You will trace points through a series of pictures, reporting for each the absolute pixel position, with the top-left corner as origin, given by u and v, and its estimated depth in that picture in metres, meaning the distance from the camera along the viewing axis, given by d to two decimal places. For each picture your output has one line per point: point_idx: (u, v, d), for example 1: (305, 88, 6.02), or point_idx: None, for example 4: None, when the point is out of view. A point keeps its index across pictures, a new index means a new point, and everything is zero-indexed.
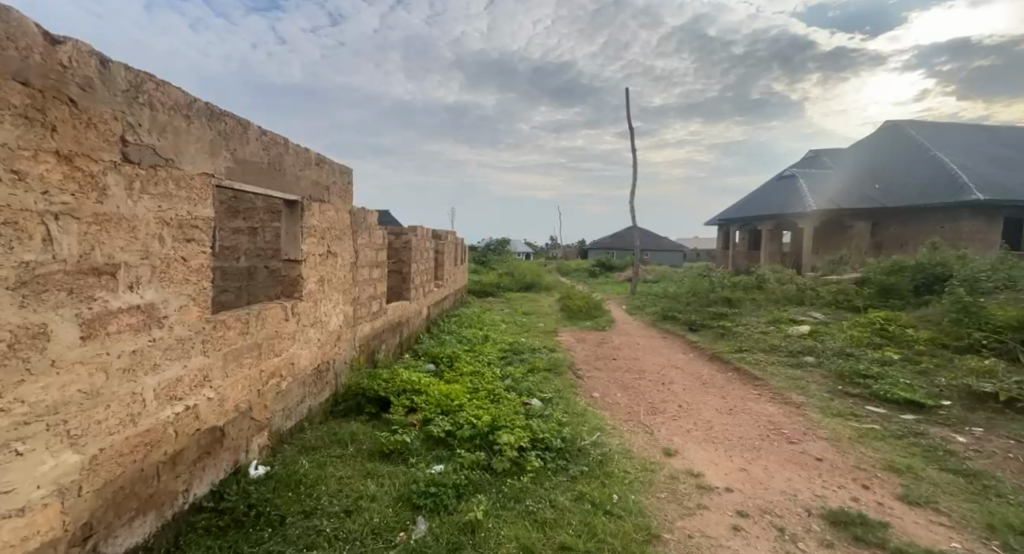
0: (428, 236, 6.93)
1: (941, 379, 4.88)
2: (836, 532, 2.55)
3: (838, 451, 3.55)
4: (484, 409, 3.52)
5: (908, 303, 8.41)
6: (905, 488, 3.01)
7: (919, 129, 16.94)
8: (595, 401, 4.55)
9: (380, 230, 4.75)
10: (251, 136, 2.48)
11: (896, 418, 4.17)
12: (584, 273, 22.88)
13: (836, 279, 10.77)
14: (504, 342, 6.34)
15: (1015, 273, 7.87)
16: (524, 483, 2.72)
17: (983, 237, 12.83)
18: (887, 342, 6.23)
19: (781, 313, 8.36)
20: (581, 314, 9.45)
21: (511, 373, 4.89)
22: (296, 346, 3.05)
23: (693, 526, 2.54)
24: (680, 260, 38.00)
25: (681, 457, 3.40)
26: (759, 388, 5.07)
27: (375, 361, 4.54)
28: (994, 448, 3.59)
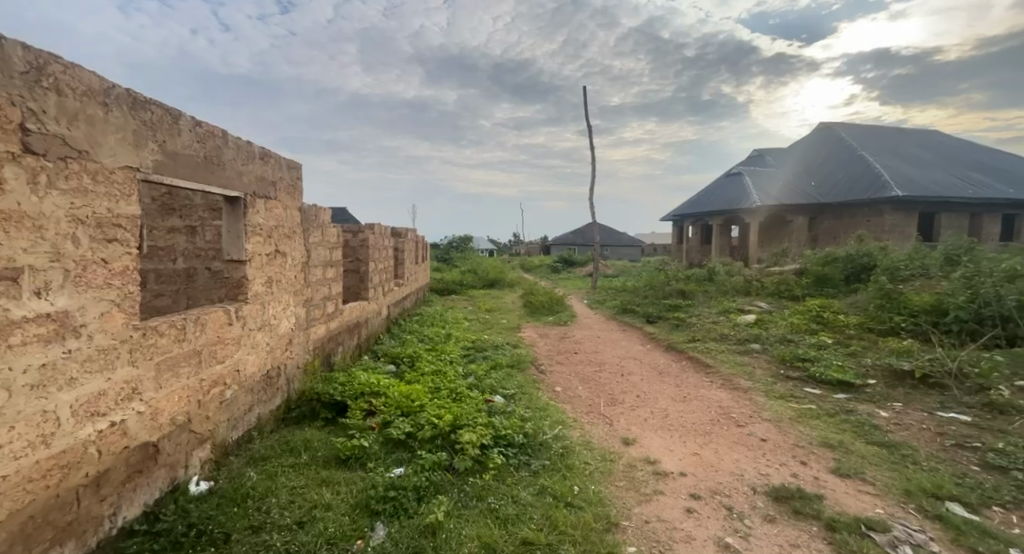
0: (387, 235, 6.73)
1: (868, 359, 5.13)
2: (777, 507, 2.61)
3: (780, 431, 3.65)
4: (446, 409, 3.43)
5: (841, 292, 8.86)
6: (836, 462, 3.14)
7: (849, 130, 17.95)
8: (557, 395, 4.53)
9: (334, 227, 4.56)
10: (183, 126, 2.30)
11: (831, 397, 4.35)
12: (547, 269, 22.94)
13: (779, 270, 11.21)
14: (466, 340, 6.26)
15: (929, 262, 8.42)
16: (486, 481, 2.65)
17: (902, 230, 13.86)
18: (822, 327, 6.49)
19: (731, 304, 8.62)
20: (543, 309, 9.46)
21: (472, 371, 4.81)
22: (242, 352, 2.87)
23: (650, 512, 2.54)
24: (637, 255, 38.83)
25: (639, 446, 3.42)
26: (711, 375, 5.19)
27: (331, 363, 4.38)
28: (913, 421, 3.81)
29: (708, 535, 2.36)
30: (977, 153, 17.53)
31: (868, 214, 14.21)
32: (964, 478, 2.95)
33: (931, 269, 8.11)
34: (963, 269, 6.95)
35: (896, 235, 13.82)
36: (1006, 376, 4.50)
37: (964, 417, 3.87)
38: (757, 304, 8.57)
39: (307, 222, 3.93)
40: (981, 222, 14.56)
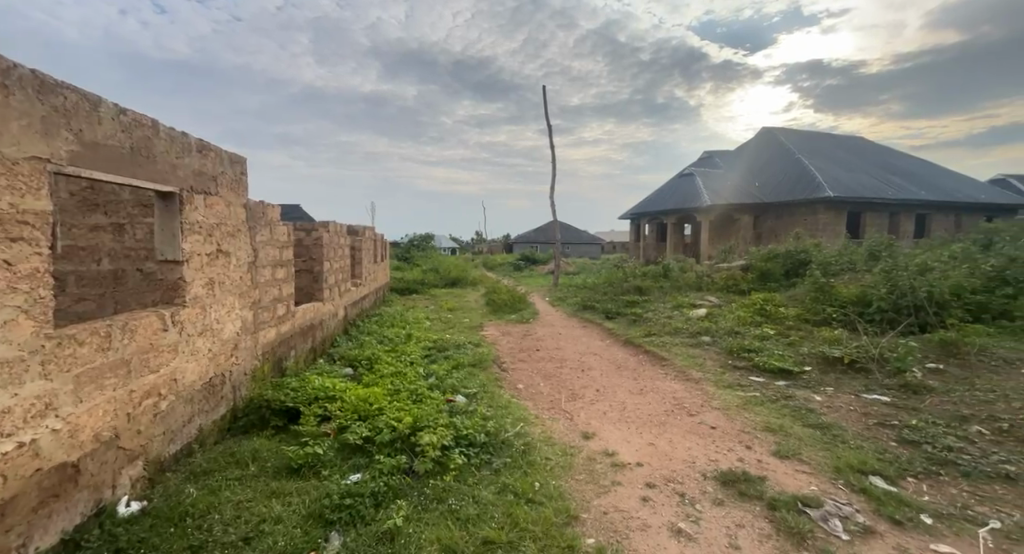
0: (343, 234, 6.49)
1: (805, 348, 5.34)
2: (725, 490, 2.67)
3: (729, 418, 3.73)
4: (407, 411, 3.31)
5: (782, 286, 9.26)
6: (777, 444, 3.23)
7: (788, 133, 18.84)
8: (519, 392, 4.47)
9: (284, 225, 4.33)
10: (104, 114, 2.10)
11: (773, 384, 4.49)
12: (508, 266, 22.88)
13: (727, 266, 11.63)
14: (426, 339, 6.12)
15: (856, 258, 8.94)
16: (447, 482, 2.56)
17: (833, 228, 14.67)
18: (765, 320, 6.70)
19: (684, 298, 8.84)
20: (504, 307, 9.41)
21: (433, 371, 4.70)
22: (179, 359, 2.66)
23: (608, 503, 2.53)
24: (595, 252, 39.37)
25: (599, 439, 3.41)
26: (666, 367, 5.28)
27: (282, 369, 4.17)
28: (844, 403, 3.97)
29: (662, 522, 2.38)
30: (899, 158, 18.79)
31: (805, 212, 14.93)
32: (884, 453, 3.11)
33: (857, 264, 8.63)
34: (885, 262, 7.41)
35: (828, 232, 14.62)
36: (918, 360, 4.88)
37: (884, 398, 4.09)
38: (708, 298, 8.83)
39: (253, 219, 3.71)
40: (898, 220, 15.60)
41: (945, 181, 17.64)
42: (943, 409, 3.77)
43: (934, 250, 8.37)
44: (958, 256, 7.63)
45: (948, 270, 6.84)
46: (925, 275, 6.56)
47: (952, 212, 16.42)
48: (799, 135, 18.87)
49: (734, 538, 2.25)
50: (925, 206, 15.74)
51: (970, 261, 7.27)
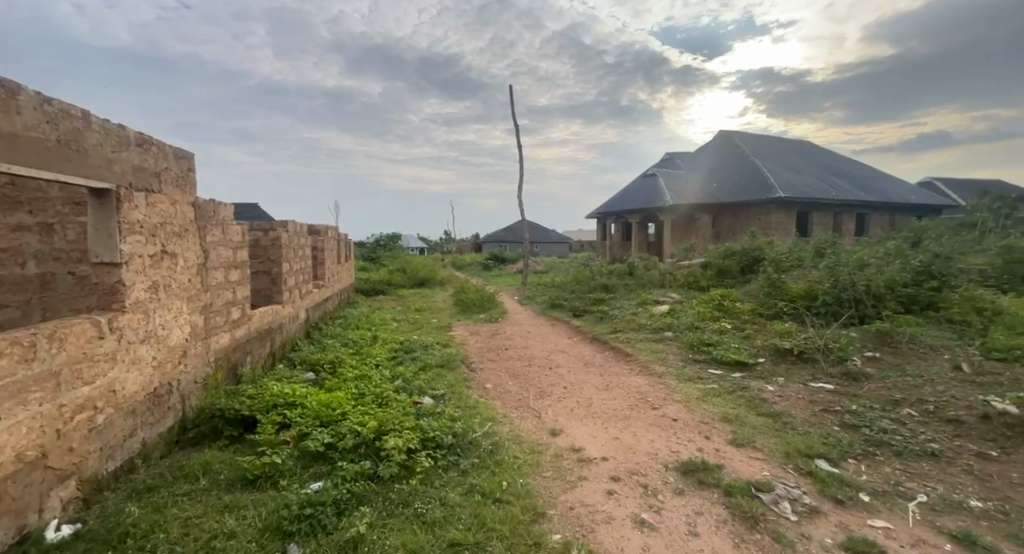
0: (304, 235, 6.69)
1: (758, 340, 5.85)
2: (685, 480, 3.08)
3: (689, 410, 4.18)
4: (371, 415, 3.56)
5: (738, 282, 9.87)
6: (734, 433, 3.69)
7: (742, 136, 19.77)
8: (488, 392, 4.78)
9: (238, 225, 4.54)
10: (24, 105, 2.32)
11: (729, 376, 4.99)
12: (477, 266, 23.15)
13: (688, 264, 12.26)
14: (393, 341, 6.36)
15: (805, 255, 9.60)
16: (412, 486, 2.83)
17: (784, 227, 15.63)
18: (723, 315, 7.13)
19: (647, 296, 9.35)
20: (474, 307, 9.70)
21: (400, 374, 4.97)
22: (119, 370, 2.83)
23: (574, 499, 2.87)
24: (565, 251, 40.01)
25: (566, 436, 3.78)
26: (631, 362, 5.73)
27: (236, 375, 4.33)
28: (793, 392, 4.47)
29: (626, 514, 2.73)
30: (842, 161, 20.06)
31: (759, 212, 15.82)
32: (828, 437, 3.59)
33: (806, 261, 9.24)
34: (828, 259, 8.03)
35: (780, 230, 15.55)
36: (857, 349, 5.21)
37: (828, 386, 4.56)
38: (670, 295, 9.36)
39: (202, 218, 3.91)
40: (842, 219, 16.67)
41: (882, 182, 18.99)
42: (880, 393, 4.22)
43: (873, 246, 9.09)
44: (893, 250, 8.25)
45: (884, 264, 7.31)
46: (863, 269, 7.08)
47: (888, 212, 17.71)
48: (753, 138, 19.82)
49: (694, 526, 2.62)
50: (865, 206, 16.92)
51: (902, 255, 7.74)
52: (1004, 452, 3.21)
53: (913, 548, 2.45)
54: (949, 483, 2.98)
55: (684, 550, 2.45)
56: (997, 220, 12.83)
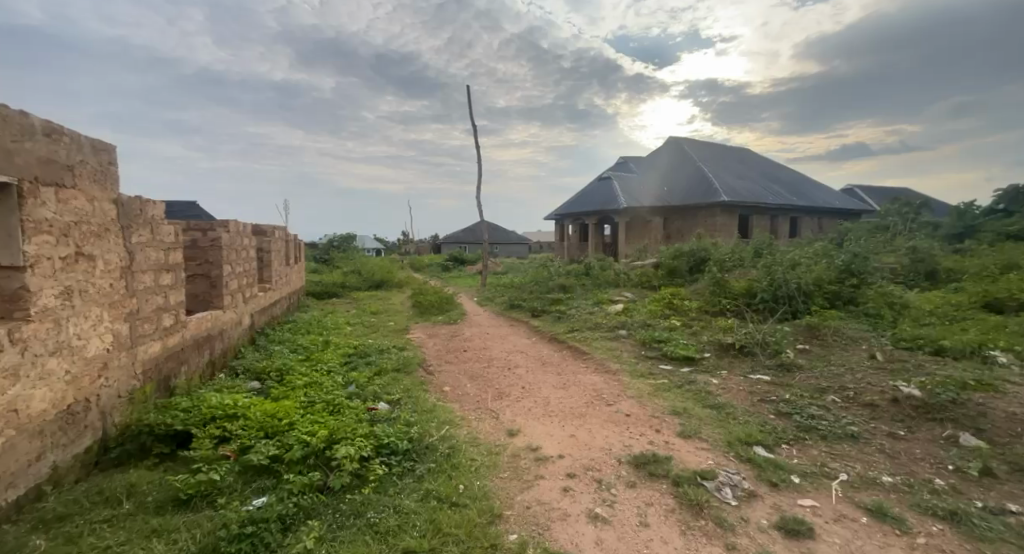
0: (249, 237, 6.52)
1: (705, 336, 6.18)
2: (637, 473, 3.24)
3: (641, 405, 4.40)
4: (321, 424, 3.46)
5: (687, 280, 10.34)
6: (682, 425, 3.93)
7: (690, 143, 20.58)
8: (445, 395, 4.85)
9: (170, 225, 4.25)
10: None
11: (678, 372, 5.27)
12: (437, 268, 23.05)
13: (641, 264, 12.66)
14: (346, 346, 6.32)
15: (745, 255, 10.18)
16: (365, 495, 2.77)
17: (727, 228, 16.45)
18: (673, 312, 7.48)
19: (603, 295, 9.66)
20: (433, 308, 9.72)
21: (354, 379, 4.93)
22: (21, 388, 2.57)
23: (531, 498, 2.94)
24: (524, 252, 40.42)
25: (523, 436, 3.87)
26: (587, 361, 5.94)
27: (170, 387, 4.08)
28: (735, 384, 4.78)
29: (581, 510, 2.82)
30: (779, 168, 21.29)
31: (705, 215, 16.56)
32: (765, 424, 3.88)
33: (747, 261, 9.78)
34: (766, 259, 8.55)
35: (723, 231, 16.34)
36: (790, 342, 5.62)
37: (766, 377, 4.90)
38: (624, 294, 9.70)
39: (126, 217, 3.65)
40: (778, 223, 17.68)
41: (814, 189, 20.31)
42: (809, 382, 4.58)
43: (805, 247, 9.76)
44: (821, 250, 8.90)
45: (815, 263, 7.87)
46: (796, 267, 7.60)
47: (819, 216, 18.95)
48: (700, 144, 20.67)
49: (644, 517, 2.76)
50: (799, 210, 18.03)
51: (828, 255, 8.38)
52: (909, 430, 3.59)
53: (835, 522, 2.70)
54: (864, 461, 3.30)
55: (635, 542, 2.57)
56: (905, 224, 14.09)
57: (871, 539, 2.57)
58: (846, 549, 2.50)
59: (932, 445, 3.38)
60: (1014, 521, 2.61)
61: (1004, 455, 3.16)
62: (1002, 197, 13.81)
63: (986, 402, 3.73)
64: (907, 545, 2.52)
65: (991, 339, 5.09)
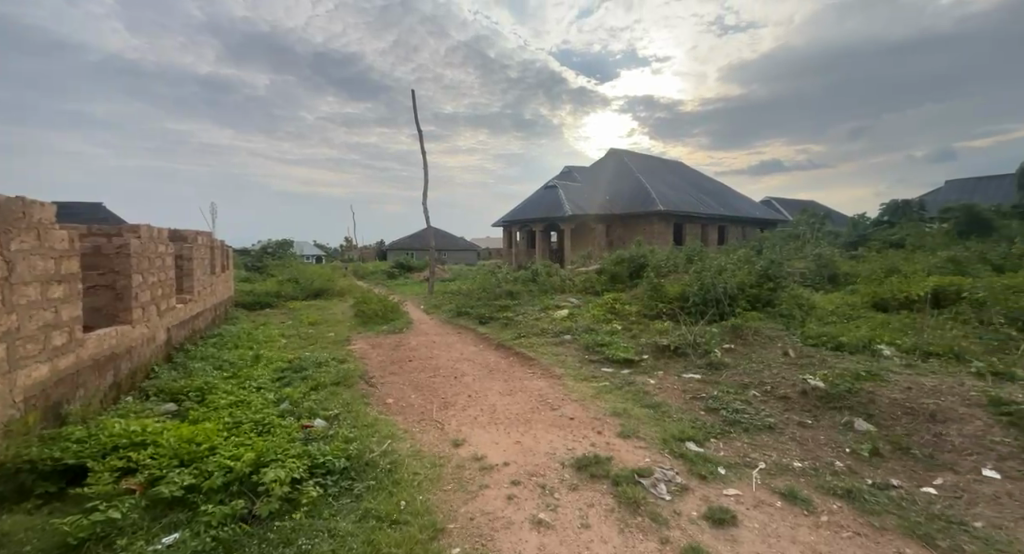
0: (167, 244, 6.16)
1: (644, 338, 6.50)
2: (579, 475, 3.38)
3: (583, 409, 4.59)
4: (248, 447, 3.30)
5: (626, 285, 10.78)
6: (622, 426, 4.14)
7: (630, 154, 21.45)
8: (388, 408, 4.83)
9: (62, 230, 3.88)
10: None
11: (618, 374, 5.52)
12: (381, 275, 22.67)
13: (585, 270, 13.07)
14: (279, 361, 6.15)
15: (680, 260, 10.78)
16: (297, 520, 2.66)
17: (662, 235, 17.41)
18: (614, 316, 7.80)
19: (548, 301, 9.91)
20: (376, 318, 9.60)
21: (286, 396, 4.79)
22: None
23: (475, 508, 2.98)
24: (471, 260, 40.50)
25: (467, 446, 3.92)
26: (533, 366, 6.11)
27: (61, 415, 3.60)
28: (669, 384, 5.08)
29: (524, 516, 2.90)
30: (709, 180, 22.68)
31: (645, 223, 17.49)
32: (696, 421, 4.16)
33: (680, 266, 10.36)
34: (698, 264, 9.09)
35: (659, 239, 17.25)
36: (718, 341, 6.03)
37: (697, 375, 5.24)
38: (569, 300, 9.99)
39: (4, 220, 3.25)
40: (709, 231, 18.79)
41: (741, 200, 21.79)
42: (734, 379, 4.94)
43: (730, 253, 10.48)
44: (745, 256, 9.58)
45: (740, 268, 8.46)
46: (722, 272, 8.15)
47: (744, 225, 20.35)
48: (639, 156, 21.59)
49: (585, 518, 2.88)
50: (727, 219, 19.29)
51: (750, 260, 9.03)
52: (817, 419, 3.97)
53: (755, 508, 2.95)
54: (780, 450, 3.61)
55: (576, 543, 2.68)
56: (816, 231, 15.42)
57: (784, 520, 2.82)
58: (764, 532, 2.74)
59: (833, 431, 3.77)
60: (897, 494, 2.97)
61: (888, 436, 3.58)
62: (886, 210, 15.48)
63: (874, 390, 4.19)
64: (813, 523, 2.79)
65: (878, 333, 5.71)
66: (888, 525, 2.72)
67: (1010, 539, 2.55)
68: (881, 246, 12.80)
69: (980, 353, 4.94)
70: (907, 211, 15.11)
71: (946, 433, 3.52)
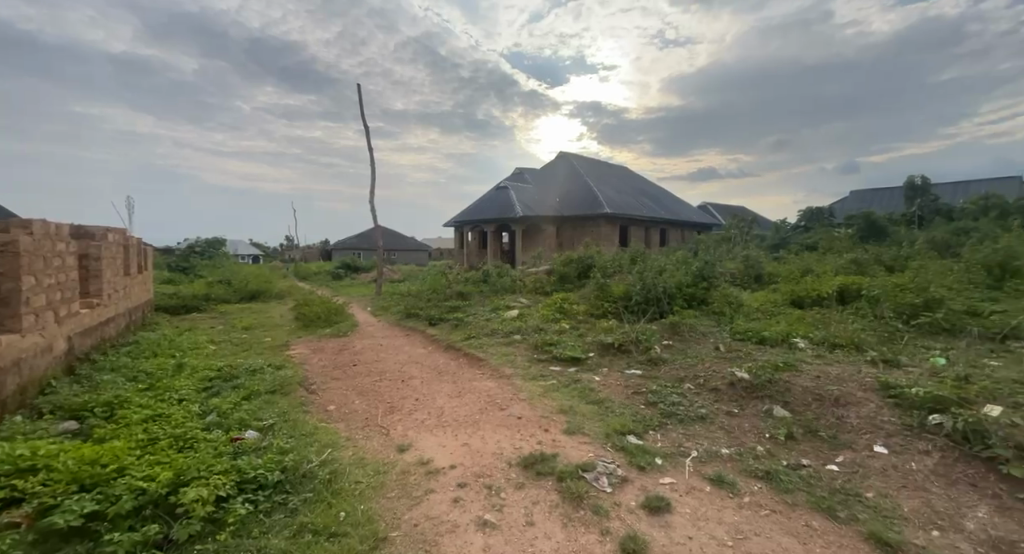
0: (69, 242, 5.82)
1: (590, 337, 6.74)
2: (526, 473, 3.51)
3: (531, 407, 4.73)
4: (163, 465, 3.14)
5: (574, 285, 11.07)
6: (568, 423, 4.31)
7: (579, 158, 21.99)
8: (329, 415, 4.77)
9: None
10: None
11: (565, 372, 5.71)
12: (325, 276, 22.03)
13: (535, 271, 13.30)
14: (205, 370, 5.90)
15: (624, 261, 11.19)
16: (222, 542, 2.61)
17: (609, 237, 17.98)
18: (562, 316, 8.01)
19: (499, 301, 10.03)
20: (320, 320, 9.40)
21: (214, 407, 4.59)
22: None
23: (420, 514, 3.04)
24: (421, 260, 40.11)
25: (413, 450, 3.97)
26: (482, 367, 6.21)
27: None
28: (613, 380, 5.32)
29: (470, 519, 2.98)
30: (652, 185, 23.63)
31: (593, 225, 17.98)
32: (636, 415, 4.40)
33: (625, 267, 10.76)
34: (641, 265, 9.48)
35: (606, 241, 17.80)
36: (658, 338, 6.34)
37: (638, 371, 5.51)
38: (519, 300, 10.18)
39: None
40: (653, 234, 19.59)
41: (681, 205, 22.85)
42: (672, 374, 5.23)
43: (670, 255, 10.99)
44: (684, 257, 10.09)
45: (679, 268, 8.91)
46: (662, 272, 8.55)
47: (684, 228, 21.37)
48: (588, 160, 22.17)
49: (530, 515, 3.00)
50: (668, 223, 20.20)
51: (689, 261, 9.52)
52: (743, 408, 4.29)
53: (687, 494, 3.18)
54: (711, 439, 3.88)
55: (520, 542, 2.78)
56: (747, 233, 16.48)
57: (712, 504, 3.05)
58: (694, 516, 2.95)
59: (756, 418, 4.09)
60: (808, 473, 3.28)
61: (801, 420, 3.93)
62: (802, 216, 16.80)
63: (789, 378, 4.58)
64: (737, 505, 3.04)
65: (795, 327, 6.20)
66: (800, 501, 3.00)
67: (897, 506, 2.89)
68: (799, 248, 13.81)
69: (874, 344, 5.49)
70: (820, 217, 16.49)
71: (848, 415, 3.90)
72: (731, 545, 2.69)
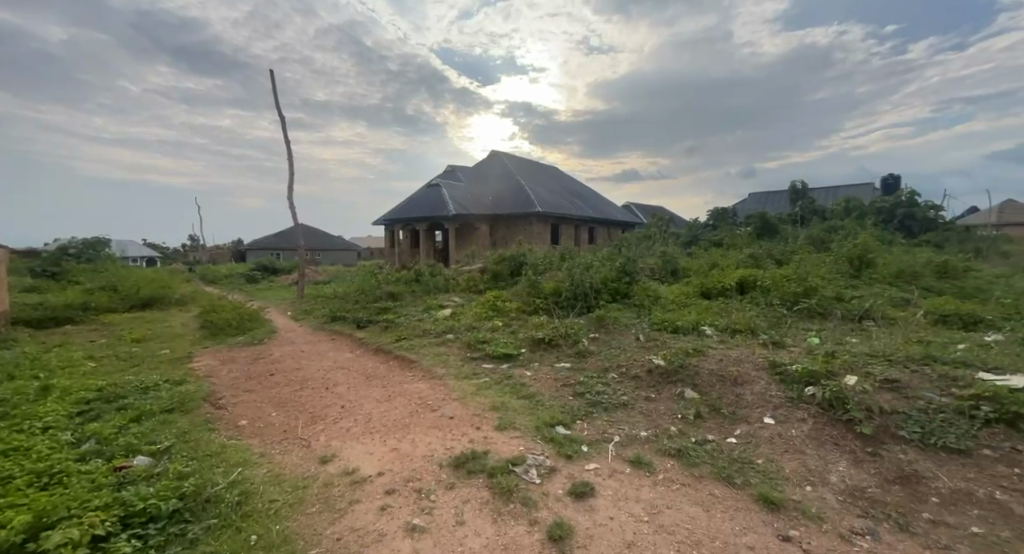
0: None
1: (522, 334, 6.92)
2: (458, 472, 3.59)
3: (463, 406, 4.82)
4: (22, 508, 2.89)
5: (506, 283, 11.23)
6: (499, 420, 4.44)
7: (511, 157, 22.29)
8: (238, 432, 4.59)
9: None
10: None
11: (499, 369, 5.85)
12: (239, 280, 20.79)
13: (468, 269, 13.34)
14: (82, 392, 5.42)
15: (554, 259, 11.51)
16: None
17: (540, 235, 18.42)
18: (495, 314, 8.14)
19: (431, 301, 10.00)
20: (229, 329, 8.91)
21: (92, 434, 4.27)
22: None
23: (343, 527, 3.06)
24: (349, 260, 38.91)
25: (337, 460, 3.95)
26: (413, 368, 6.21)
27: None
28: (544, 374, 5.51)
29: (398, 525, 3.04)
30: (581, 186, 24.46)
31: (525, 223, 18.30)
32: (564, 406, 4.61)
33: (555, 264, 11.07)
34: (570, 263, 9.80)
35: (538, 240, 18.19)
36: (585, 332, 6.63)
37: (567, 364, 5.75)
38: (452, 299, 10.23)
39: None
40: (582, 233, 20.29)
41: (608, 205, 23.83)
42: (598, 365, 5.52)
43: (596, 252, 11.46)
44: (609, 254, 10.55)
45: (604, 264, 9.31)
46: (588, 269, 8.91)
47: (610, 228, 22.34)
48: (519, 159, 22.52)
49: (460, 515, 3.09)
50: (595, 223, 21.03)
51: (616, 257, 9.95)
52: (659, 392, 4.63)
53: (609, 478, 3.41)
54: (631, 423, 4.16)
55: (449, 542, 2.87)
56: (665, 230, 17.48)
57: (631, 485, 3.29)
58: (616, 497, 3.18)
59: (669, 401, 4.44)
60: (712, 447, 3.63)
61: (707, 400, 4.32)
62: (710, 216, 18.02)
63: (698, 362, 4.99)
64: (652, 482, 3.31)
65: (704, 316, 6.73)
66: (704, 473, 3.32)
67: (780, 468, 3.28)
68: (707, 246, 14.85)
69: (766, 328, 6.11)
70: (723, 216, 17.79)
71: (744, 392, 4.34)
72: (646, 520, 2.93)
